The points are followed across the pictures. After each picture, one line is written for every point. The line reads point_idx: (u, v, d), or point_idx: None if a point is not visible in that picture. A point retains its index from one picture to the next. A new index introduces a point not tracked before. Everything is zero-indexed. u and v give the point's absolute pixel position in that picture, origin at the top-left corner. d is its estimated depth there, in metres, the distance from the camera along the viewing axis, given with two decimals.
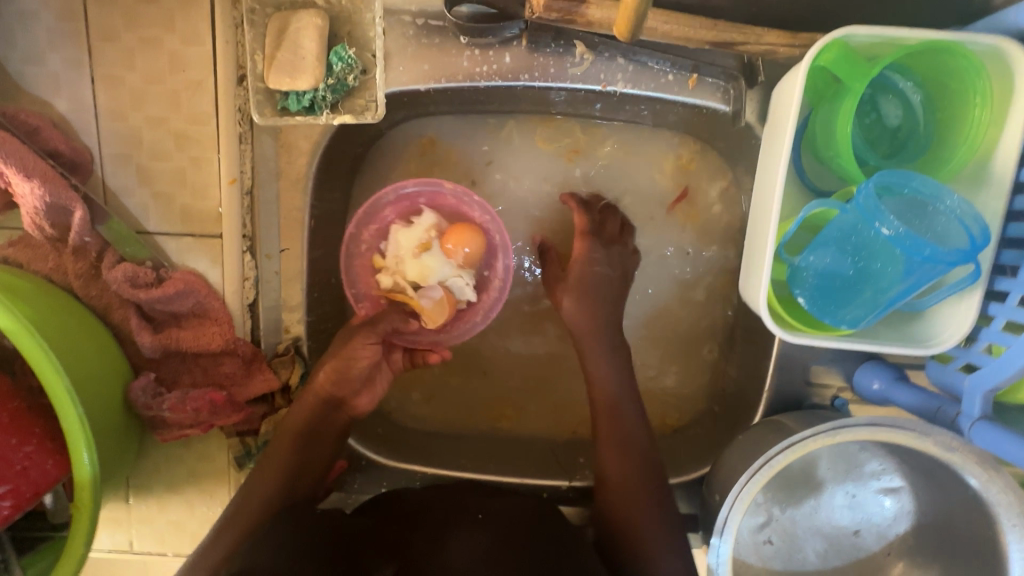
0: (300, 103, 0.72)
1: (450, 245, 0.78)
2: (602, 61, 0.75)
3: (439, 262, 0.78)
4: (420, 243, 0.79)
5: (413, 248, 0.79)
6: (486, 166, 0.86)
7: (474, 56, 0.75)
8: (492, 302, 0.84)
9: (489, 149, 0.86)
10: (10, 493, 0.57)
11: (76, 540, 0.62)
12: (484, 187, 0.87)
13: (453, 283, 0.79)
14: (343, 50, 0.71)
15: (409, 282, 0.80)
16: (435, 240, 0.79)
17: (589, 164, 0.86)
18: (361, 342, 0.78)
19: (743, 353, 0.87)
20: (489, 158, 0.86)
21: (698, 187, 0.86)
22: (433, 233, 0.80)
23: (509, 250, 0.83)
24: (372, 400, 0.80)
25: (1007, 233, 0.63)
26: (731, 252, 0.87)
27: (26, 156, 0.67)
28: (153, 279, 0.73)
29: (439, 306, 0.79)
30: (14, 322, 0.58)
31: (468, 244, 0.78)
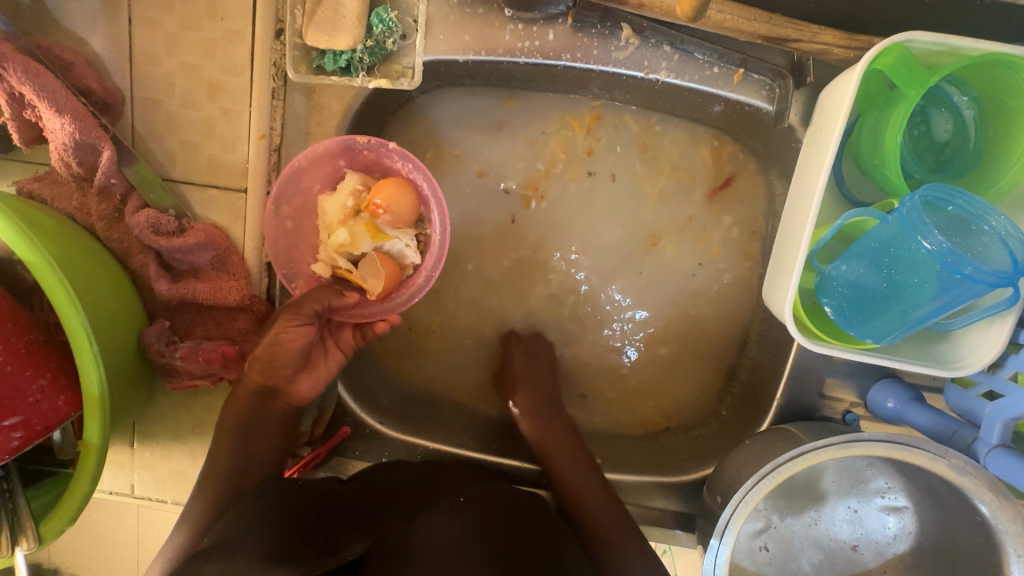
0: (337, 62, 0.71)
1: (376, 203, 0.73)
2: (647, 47, 0.72)
3: (370, 230, 0.74)
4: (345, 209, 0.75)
5: (340, 215, 0.75)
6: (516, 147, 0.85)
7: (516, 30, 0.72)
8: (435, 261, 0.76)
9: (521, 131, 0.85)
10: (22, 424, 0.56)
11: (82, 478, 0.62)
12: (512, 167, 0.86)
13: (392, 247, 0.75)
14: (385, 12, 0.70)
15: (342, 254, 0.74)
16: (361, 202, 0.75)
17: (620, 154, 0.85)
18: (287, 326, 0.74)
19: (757, 358, 0.86)
20: (520, 138, 0.85)
21: (727, 187, 0.85)
22: (357, 195, 0.75)
23: (441, 200, 0.76)
24: (312, 384, 0.80)
25: None
26: (753, 256, 0.86)
27: (58, 91, 0.67)
28: (175, 228, 0.72)
29: (374, 274, 0.73)
30: (40, 257, 0.58)
31: (386, 199, 0.73)
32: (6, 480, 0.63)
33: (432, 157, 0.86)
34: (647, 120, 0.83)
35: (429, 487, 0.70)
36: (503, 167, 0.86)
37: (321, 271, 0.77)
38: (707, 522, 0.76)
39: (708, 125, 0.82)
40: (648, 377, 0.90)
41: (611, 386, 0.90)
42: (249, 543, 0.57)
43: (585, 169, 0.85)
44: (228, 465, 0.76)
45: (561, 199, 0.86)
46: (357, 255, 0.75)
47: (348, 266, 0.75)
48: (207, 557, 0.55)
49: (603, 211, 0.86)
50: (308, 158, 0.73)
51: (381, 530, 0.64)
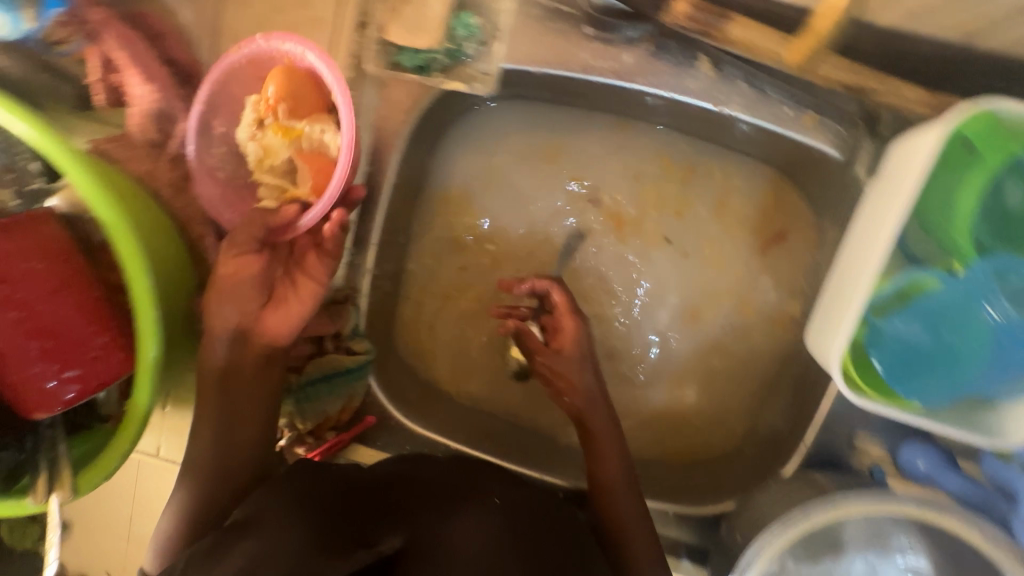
0: (414, 61, 0.73)
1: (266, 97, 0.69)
2: (723, 81, 0.73)
3: (282, 133, 0.70)
4: (253, 118, 0.71)
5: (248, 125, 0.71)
6: (574, 162, 0.85)
7: (593, 48, 0.73)
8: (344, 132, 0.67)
9: (581, 147, 0.85)
10: (81, 377, 0.57)
11: (125, 436, 0.63)
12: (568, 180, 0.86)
13: (310, 139, 0.71)
14: (468, 18, 0.71)
15: (256, 163, 0.73)
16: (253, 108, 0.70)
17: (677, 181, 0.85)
18: (229, 257, 0.70)
19: (788, 402, 0.86)
20: (579, 154, 0.85)
21: (780, 226, 0.85)
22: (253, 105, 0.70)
23: (324, 65, 0.65)
24: (277, 315, 0.72)
25: None
26: (795, 299, 0.86)
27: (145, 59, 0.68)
28: (236, 202, 0.74)
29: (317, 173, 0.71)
30: (116, 216, 0.58)
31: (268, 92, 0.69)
32: (51, 425, 0.67)
33: (490, 162, 0.87)
34: (707, 152, 0.83)
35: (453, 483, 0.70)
36: (559, 180, 0.86)
37: (270, 197, 0.74)
38: (723, 558, 0.77)
39: (768, 164, 0.83)
40: (675, 407, 0.90)
41: (641, 414, 0.89)
42: (271, 529, 0.58)
43: (639, 193, 0.86)
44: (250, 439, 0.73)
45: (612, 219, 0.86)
46: (290, 164, 0.73)
47: (293, 177, 0.74)
48: (239, 539, 0.58)
49: (651, 234, 0.87)
50: (235, 69, 0.69)
51: (414, 523, 0.61)
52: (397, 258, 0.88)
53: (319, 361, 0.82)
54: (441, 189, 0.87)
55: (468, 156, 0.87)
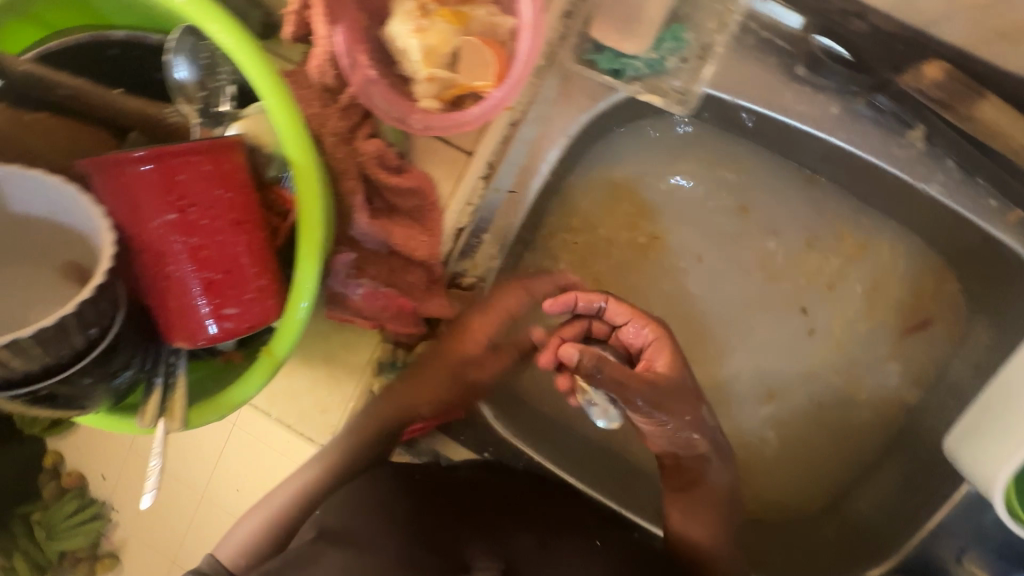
0: (612, 63, 0.70)
1: None
2: (929, 157, 0.68)
3: (451, 18, 0.63)
4: (416, 10, 0.62)
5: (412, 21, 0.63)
6: (738, 194, 0.83)
7: (800, 90, 0.69)
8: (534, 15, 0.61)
9: (744, 185, 0.83)
10: (234, 316, 0.55)
11: (252, 380, 0.62)
12: (744, 213, 0.83)
13: (485, 28, 0.64)
14: (681, 32, 0.68)
15: (416, 62, 0.64)
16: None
17: (824, 240, 0.83)
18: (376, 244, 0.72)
19: (882, 489, 0.82)
20: (740, 194, 0.83)
21: (920, 313, 0.82)
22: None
23: None
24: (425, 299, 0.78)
25: None
26: (915, 387, 0.83)
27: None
28: (394, 166, 0.72)
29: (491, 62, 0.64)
30: (308, 159, 0.55)
31: None
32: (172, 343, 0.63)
33: (638, 178, 0.84)
34: (867, 219, 0.81)
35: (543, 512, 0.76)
36: (733, 212, 0.84)
37: (431, 99, 0.65)
38: None
39: (927, 246, 0.79)
40: (763, 470, 0.87)
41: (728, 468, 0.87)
42: (359, 543, 0.66)
43: (785, 242, 0.83)
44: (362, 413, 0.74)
45: (749, 265, 0.84)
46: (454, 57, 0.64)
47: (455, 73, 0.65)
48: (333, 548, 0.65)
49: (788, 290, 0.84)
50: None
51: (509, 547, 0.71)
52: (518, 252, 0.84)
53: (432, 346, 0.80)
54: (580, 196, 0.85)
55: (621, 170, 0.84)
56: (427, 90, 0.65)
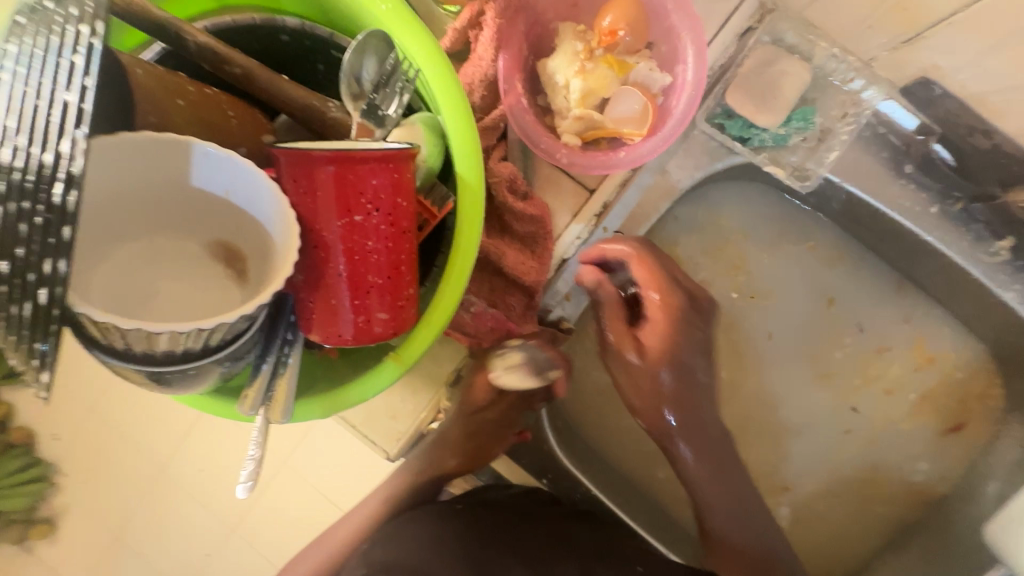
0: (741, 132, 0.74)
1: (614, 30, 0.63)
2: (1009, 268, 0.75)
3: (614, 66, 0.65)
4: (584, 53, 0.65)
5: (577, 62, 0.65)
6: (835, 287, 0.88)
7: (906, 187, 0.75)
8: (695, 72, 0.65)
9: (833, 279, 0.88)
10: (381, 322, 0.55)
11: (370, 383, 0.62)
12: (828, 307, 0.88)
13: (640, 78, 0.66)
14: (810, 114, 0.73)
15: (570, 102, 0.66)
16: (590, 45, 0.65)
17: (902, 330, 0.87)
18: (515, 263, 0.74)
19: (909, 563, 0.87)
20: (829, 288, 0.88)
21: (963, 404, 0.88)
22: (592, 42, 0.65)
23: (694, 13, 0.63)
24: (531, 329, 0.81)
25: None
26: (950, 471, 0.89)
27: (512, 26, 0.66)
28: (520, 193, 0.72)
29: (641, 109, 0.66)
30: (478, 178, 0.57)
31: (621, 30, 0.63)
32: (293, 331, 0.59)
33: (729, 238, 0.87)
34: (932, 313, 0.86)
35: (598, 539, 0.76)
36: (822, 309, 0.88)
37: (571, 139, 0.68)
38: None
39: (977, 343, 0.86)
40: (794, 529, 0.92)
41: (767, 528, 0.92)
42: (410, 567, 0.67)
43: (862, 338, 0.88)
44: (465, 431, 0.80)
45: (817, 336, 0.89)
46: (606, 100, 0.67)
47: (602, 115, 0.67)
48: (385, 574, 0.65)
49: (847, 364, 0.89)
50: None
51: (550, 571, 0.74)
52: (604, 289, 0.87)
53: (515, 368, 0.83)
54: (671, 245, 0.87)
55: (712, 226, 0.87)
56: (570, 130, 0.67)
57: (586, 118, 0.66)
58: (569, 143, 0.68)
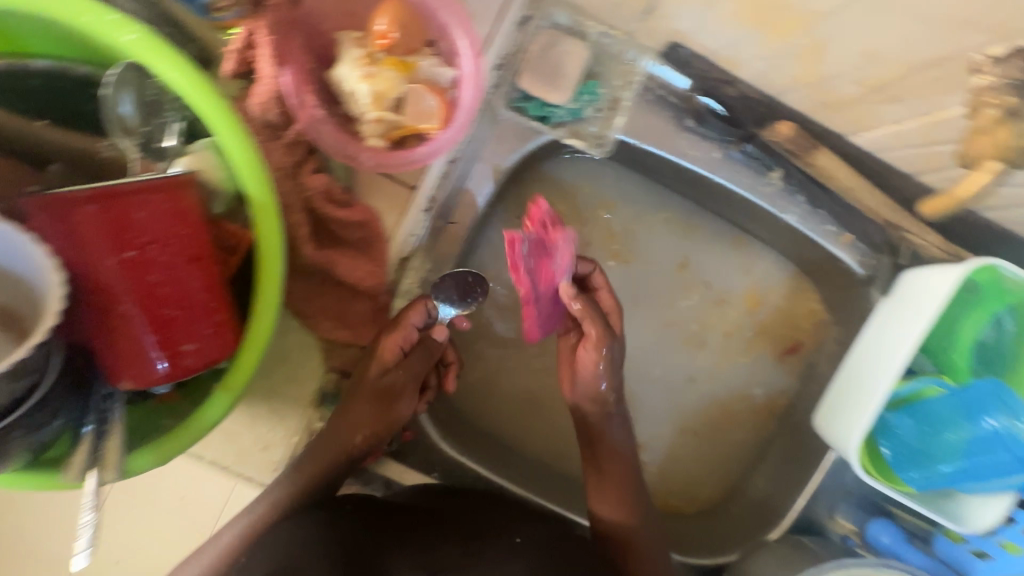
0: (539, 111, 0.80)
1: (387, 35, 0.67)
2: (786, 192, 0.85)
3: (397, 67, 0.68)
4: (364, 58, 0.67)
5: (360, 67, 0.67)
6: (681, 250, 0.96)
7: (691, 138, 0.83)
8: (471, 62, 0.69)
9: (673, 236, 0.96)
10: (190, 354, 0.55)
11: (202, 420, 0.60)
12: (682, 270, 0.96)
13: (426, 74, 0.70)
14: (596, 87, 0.80)
15: (364, 106, 0.69)
16: (370, 50, 0.68)
17: (738, 278, 0.97)
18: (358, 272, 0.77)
19: (776, 467, 0.98)
20: (682, 247, 0.96)
21: (795, 321, 0.98)
22: (371, 47, 0.68)
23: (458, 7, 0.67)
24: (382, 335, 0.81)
25: None
26: (793, 374, 0.99)
27: (287, 38, 0.66)
28: (341, 200, 0.75)
29: (434, 104, 0.70)
30: (266, 194, 0.57)
31: (391, 33, 0.67)
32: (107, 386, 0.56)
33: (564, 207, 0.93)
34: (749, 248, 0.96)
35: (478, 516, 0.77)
36: (674, 270, 0.96)
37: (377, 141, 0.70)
38: None
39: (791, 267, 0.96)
40: (675, 461, 1.00)
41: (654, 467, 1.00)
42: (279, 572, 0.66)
43: (710, 292, 0.97)
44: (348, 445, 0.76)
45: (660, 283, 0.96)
46: (400, 101, 0.70)
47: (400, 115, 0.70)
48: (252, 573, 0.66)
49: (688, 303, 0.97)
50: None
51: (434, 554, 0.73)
52: None
53: None
54: (512, 221, 0.92)
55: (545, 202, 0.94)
56: (372, 133, 0.70)
57: (383, 120, 0.69)
58: (376, 145, 0.71)
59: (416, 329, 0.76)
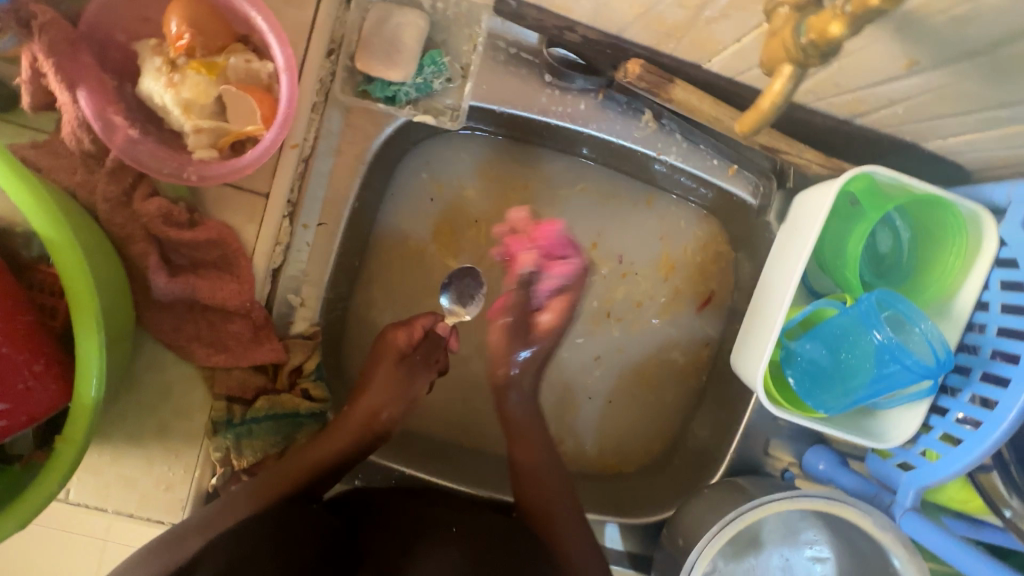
0: (384, 91, 0.75)
1: (183, 38, 0.62)
2: (662, 132, 0.83)
3: (204, 69, 0.63)
4: (167, 67, 0.63)
5: (165, 78, 0.63)
6: (594, 230, 0.94)
7: (552, 95, 0.81)
8: (281, 51, 0.64)
9: (580, 214, 0.93)
10: (6, 414, 0.52)
11: (49, 480, 0.57)
12: (593, 249, 0.94)
13: (241, 73, 0.65)
14: (439, 56, 0.75)
15: (181, 119, 0.65)
16: (173, 58, 0.63)
17: (649, 245, 0.95)
18: (229, 291, 0.73)
19: (710, 413, 0.95)
20: (594, 224, 0.94)
21: (706, 258, 0.96)
22: (174, 55, 0.63)
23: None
24: (269, 355, 0.77)
25: (963, 339, 0.75)
26: (716, 321, 0.97)
27: (77, 58, 0.61)
28: (185, 220, 0.71)
29: (254, 103, 0.65)
30: (60, 231, 0.53)
31: (185, 34, 0.62)
32: None
33: (453, 193, 0.91)
34: (638, 202, 0.94)
35: (411, 513, 0.74)
36: (585, 251, 0.94)
37: (202, 152, 0.65)
38: (663, 563, 0.83)
39: (691, 206, 0.94)
40: (612, 423, 0.97)
41: (593, 436, 0.97)
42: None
43: (624, 266, 0.95)
44: (301, 470, 0.73)
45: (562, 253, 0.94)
46: (221, 105, 0.66)
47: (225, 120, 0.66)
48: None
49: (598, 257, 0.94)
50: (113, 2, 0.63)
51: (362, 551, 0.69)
52: (350, 280, 0.88)
53: (272, 396, 0.78)
54: (396, 223, 0.90)
55: (427, 185, 0.90)
56: (197, 145, 0.66)
57: (205, 129, 0.65)
58: (202, 156, 0.66)
59: (420, 331, 0.83)
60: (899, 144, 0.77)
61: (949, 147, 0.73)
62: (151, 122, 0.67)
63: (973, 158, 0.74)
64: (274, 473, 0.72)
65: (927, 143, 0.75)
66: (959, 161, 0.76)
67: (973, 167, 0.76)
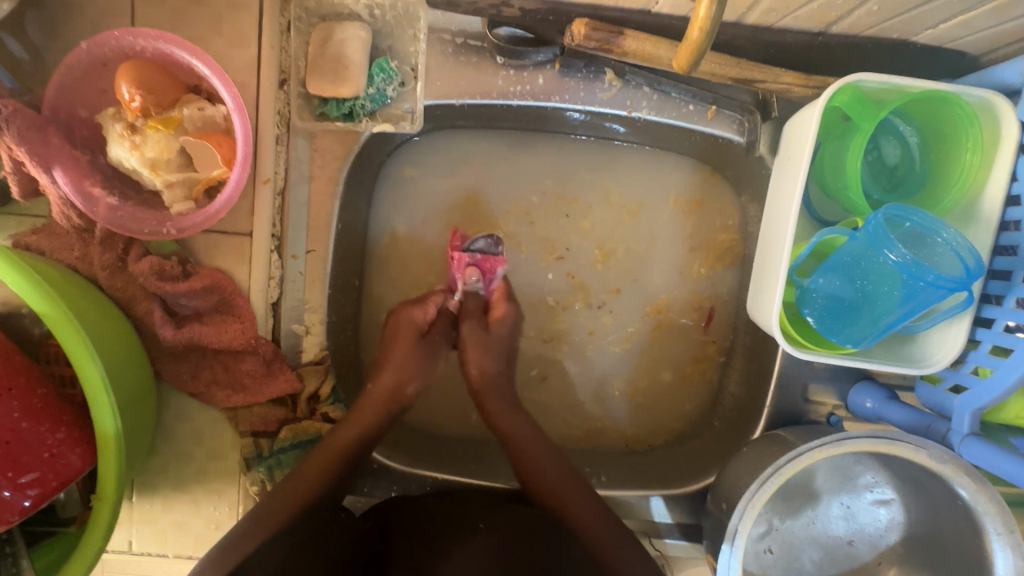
0: (340, 110, 0.75)
1: (135, 101, 0.65)
2: (629, 88, 0.81)
3: (161, 126, 0.66)
4: (130, 133, 0.66)
5: (129, 142, 0.66)
6: (606, 205, 0.90)
7: (508, 76, 0.79)
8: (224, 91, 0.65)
9: (584, 197, 0.90)
10: (37, 481, 0.59)
11: (93, 538, 0.62)
12: (602, 230, 0.91)
13: (197, 122, 0.67)
14: (386, 63, 0.74)
15: (152, 178, 0.67)
16: (134, 122, 0.66)
17: (647, 238, 0.91)
18: (234, 331, 0.76)
19: (743, 368, 0.90)
20: (600, 209, 0.90)
21: (706, 208, 0.91)
22: (135, 119, 0.66)
23: (189, 44, 0.64)
24: (286, 386, 0.79)
25: (999, 240, 0.68)
26: (732, 271, 0.92)
27: (49, 141, 0.65)
28: (179, 273, 0.73)
29: (214, 147, 0.67)
30: (56, 310, 0.59)
31: (135, 97, 0.65)
32: (10, 544, 0.63)
33: (434, 194, 0.89)
34: (620, 167, 0.90)
35: (445, 512, 0.73)
36: (597, 233, 0.91)
37: (180, 204, 0.68)
38: (715, 531, 0.79)
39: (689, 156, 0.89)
40: (643, 395, 0.94)
41: (625, 411, 0.94)
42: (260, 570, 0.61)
43: (622, 273, 0.91)
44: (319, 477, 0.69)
45: (566, 236, 0.90)
46: (186, 157, 0.68)
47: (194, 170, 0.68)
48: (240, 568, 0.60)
49: (596, 223, 0.91)
50: (68, 80, 0.66)
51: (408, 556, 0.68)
52: (353, 302, 0.87)
53: (295, 425, 0.80)
54: (386, 235, 0.89)
55: (408, 192, 0.89)
56: (173, 199, 0.68)
57: (176, 183, 0.67)
58: (181, 208, 0.68)
59: (434, 309, 0.83)
60: (888, 42, 0.71)
61: (942, 35, 0.67)
62: (129, 186, 0.71)
63: (974, 40, 0.67)
64: (290, 479, 0.68)
65: (917, 37, 0.69)
66: (960, 47, 0.69)
67: (978, 50, 0.69)
